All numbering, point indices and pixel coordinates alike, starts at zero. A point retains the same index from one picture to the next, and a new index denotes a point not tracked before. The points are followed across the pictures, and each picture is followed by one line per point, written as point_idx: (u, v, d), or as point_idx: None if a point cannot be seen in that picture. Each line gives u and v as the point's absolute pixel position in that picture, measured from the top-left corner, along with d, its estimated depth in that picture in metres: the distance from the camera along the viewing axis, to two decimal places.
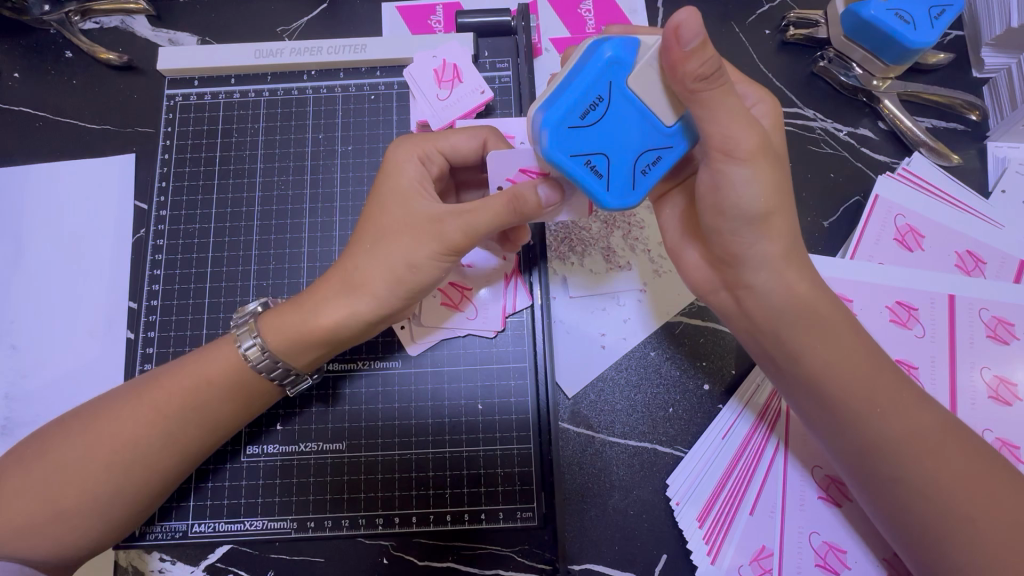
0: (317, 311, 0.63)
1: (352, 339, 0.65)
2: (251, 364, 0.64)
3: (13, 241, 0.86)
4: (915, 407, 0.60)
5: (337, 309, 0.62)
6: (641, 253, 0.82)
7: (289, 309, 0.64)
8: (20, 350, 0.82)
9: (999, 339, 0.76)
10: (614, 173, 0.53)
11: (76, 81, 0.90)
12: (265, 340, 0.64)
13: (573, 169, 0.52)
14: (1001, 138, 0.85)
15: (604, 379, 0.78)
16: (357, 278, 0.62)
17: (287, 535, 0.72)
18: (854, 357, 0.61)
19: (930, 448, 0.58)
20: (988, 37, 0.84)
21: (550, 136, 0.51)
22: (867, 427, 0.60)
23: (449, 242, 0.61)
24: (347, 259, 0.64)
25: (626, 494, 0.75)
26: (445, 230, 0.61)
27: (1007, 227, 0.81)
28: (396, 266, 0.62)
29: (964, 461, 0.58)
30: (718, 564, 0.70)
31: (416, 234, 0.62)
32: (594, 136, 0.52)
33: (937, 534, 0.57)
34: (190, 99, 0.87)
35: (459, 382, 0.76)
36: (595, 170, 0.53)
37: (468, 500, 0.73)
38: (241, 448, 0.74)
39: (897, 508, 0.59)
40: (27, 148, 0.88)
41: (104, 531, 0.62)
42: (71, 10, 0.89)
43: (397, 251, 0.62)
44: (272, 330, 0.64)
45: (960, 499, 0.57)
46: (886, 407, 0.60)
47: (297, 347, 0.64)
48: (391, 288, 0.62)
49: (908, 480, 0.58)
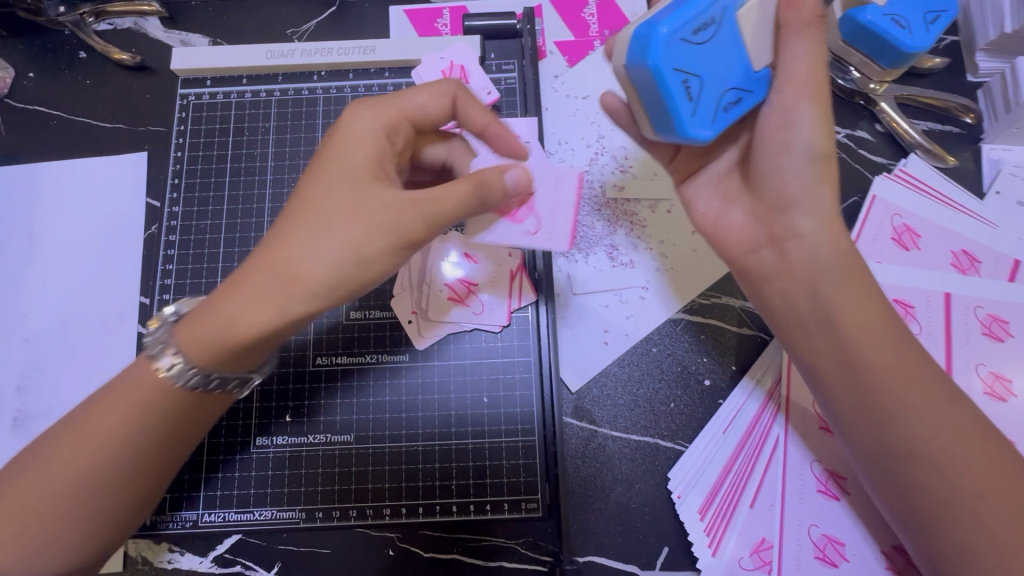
0: (236, 316, 0.55)
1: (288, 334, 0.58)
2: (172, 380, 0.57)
3: (26, 236, 0.87)
4: (930, 387, 0.61)
5: (259, 313, 0.54)
6: (643, 252, 0.83)
7: (205, 317, 0.56)
8: (33, 343, 0.84)
9: (993, 337, 0.78)
10: (705, 98, 0.55)
11: (89, 80, 0.92)
12: (183, 351, 0.57)
13: (673, 85, 0.53)
14: (996, 141, 0.87)
15: (606, 374, 0.80)
16: (292, 274, 0.55)
17: (295, 525, 0.73)
18: (880, 338, 0.62)
19: (941, 428, 0.59)
20: (983, 42, 0.87)
21: (660, 43, 0.51)
22: (880, 403, 0.61)
23: (407, 233, 0.56)
24: (279, 252, 0.56)
25: (628, 488, 0.76)
26: (403, 220, 0.56)
27: (1002, 227, 0.83)
28: (344, 261, 0.56)
29: (975, 445, 0.59)
30: (719, 556, 0.72)
31: (365, 226, 0.56)
32: (699, 56, 0.54)
33: (939, 514, 0.59)
34: (202, 98, 0.89)
35: (465, 375, 0.78)
36: (689, 90, 0.54)
37: (473, 491, 0.74)
38: (251, 439, 0.75)
39: (902, 489, 0.61)
40: (41, 146, 0.90)
41: (85, 544, 0.57)
42: (86, 12, 0.91)
43: (343, 245, 0.56)
44: (189, 338, 0.56)
45: (963, 480, 0.58)
46: (906, 387, 0.61)
47: (221, 353, 0.56)
48: (338, 287, 0.56)
49: (922, 469, 0.59)
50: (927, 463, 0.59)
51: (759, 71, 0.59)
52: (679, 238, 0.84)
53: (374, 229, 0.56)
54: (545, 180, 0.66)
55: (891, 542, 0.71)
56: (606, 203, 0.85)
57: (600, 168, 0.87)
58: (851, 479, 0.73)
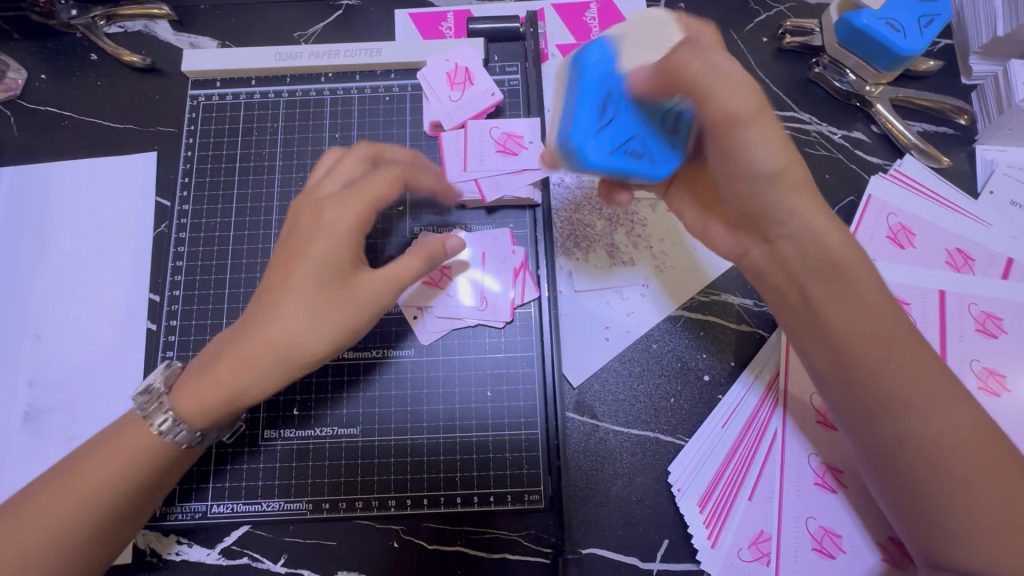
0: (229, 385, 0.60)
1: None
2: (171, 441, 0.61)
3: (38, 234, 0.89)
4: (923, 367, 0.61)
5: (251, 381, 0.60)
6: (643, 250, 0.85)
7: (203, 389, 0.60)
8: (43, 339, 0.85)
9: (987, 333, 0.80)
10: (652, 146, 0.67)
11: (100, 82, 0.94)
12: (186, 423, 0.61)
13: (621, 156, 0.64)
14: (989, 142, 0.89)
15: (608, 370, 0.81)
16: (290, 349, 0.60)
17: (301, 516, 0.75)
18: (885, 334, 0.62)
19: (933, 409, 0.60)
20: (976, 46, 0.89)
21: (584, 148, 0.63)
22: (868, 383, 0.62)
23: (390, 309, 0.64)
24: (262, 327, 0.60)
25: (628, 482, 0.77)
26: (385, 301, 0.64)
27: (995, 225, 0.85)
28: (338, 333, 0.61)
29: (965, 427, 0.59)
30: (718, 548, 0.73)
31: (350, 307, 0.61)
32: (617, 132, 0.64)
33: (924, 493, 0.60)
34: (212, 99, 0.91)
35: (469, 370, 0.79)
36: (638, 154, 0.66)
37: (477, 483, 0.75)
38: (259, 432, 0.77)
39: (891, 470, 0.62)
40: (53, 146, 0.92)
41: (97, 534, 0.59)
42: (97, 15, 0.93)
43: (335, 324, 0.61)
44: (188, 410, 0.61)
45: (951, 460, 0.59)
46: (898, 367, 0.61)
47: (224, 411, 0.61)
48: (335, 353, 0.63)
49: (910, 449, 0.60)
50: (915, 442, 0.60)
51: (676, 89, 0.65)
52: (679, 236, 0.85)
53: (354, 310, 0.62)
54: (490, 241, 0.82)
55: (887, 534, 0.72)
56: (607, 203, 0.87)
57: None
58: (848, 472, 0.74)
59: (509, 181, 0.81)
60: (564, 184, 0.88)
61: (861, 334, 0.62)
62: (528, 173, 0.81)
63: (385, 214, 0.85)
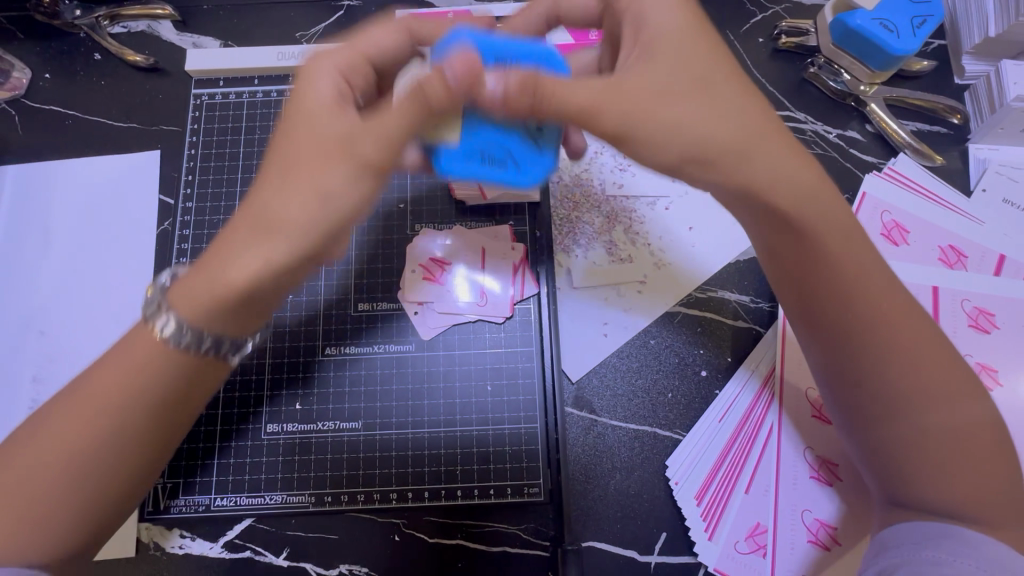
0: (217, 266, 0.52)
1: (283, 291, 0.55)
2: (173, 344, 0.53)
3: (42, 232, 0.90)
4: (923, 342, 0.58)
5: (243, 263, 0.52)
6: (641, 248, 0.86)
7: (196, 275, 0.54)
8: (48, 335, 0.86)
9: (980, 329, 0.81)
10: (522, 154, 0.61)
11: (104, 81, 0.95)
12: (178, 315, 0.53)
13: (472, 169, 0.61)
14: (982, 141, 0.90)
15: (606, 365, 0.82)
16: (271, 218, 0.53)
17: (304, 509, 0.76)
18: (884, 301, 0.59)
19: (931, 383, 0.57)
20: (969, 46, 0.90)
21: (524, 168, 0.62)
22: (864, 345, 0.59)
23: (364, 159, 0.53)
24: (252, 199, 0.54)
25: (627, 475, 0.78)
26: (357, 147, 0.53)
27: (987, 223, 0.86)
28: (310, 197, 0.52)
29: (956, 405, 0.57)
30: (715, 540, 0.74)
31: (326, 159, 0.53)
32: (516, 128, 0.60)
33: (906, 461, 0.58)
34: (214, 98, 0.93)
35: (469, 365, 0.80)
36: (490, 163, 0.61)
37: (477, 476, 0.76)
38: (261, 426, 0.78)
39: (877, 436, 0.60)
40: (58, 145, 0.93)
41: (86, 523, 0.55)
42: (101, 15, 0.95)
43: (308, 178, 0.53)
44: (183, 301, 0.53)
45: (933, 432, 0.57)
46: (900, 337, 0.58)
47: (224, 307, 0.53)
48: (309, 235, 0.52)
49: (899, 416, 0.58)
50: (906, 410, 0.57)
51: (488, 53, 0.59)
52: (676, 234, 0.87)
53: (331, 161, 0.53)
54: (488, 238, 0.84)
55: None
56: (605, 201, 0.88)
57: (598, 166, 0.90)
58: (842, 465, 0.76)
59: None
60: (562, 182, 0.89)
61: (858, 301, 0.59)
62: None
63: (387, 212, 0.86)
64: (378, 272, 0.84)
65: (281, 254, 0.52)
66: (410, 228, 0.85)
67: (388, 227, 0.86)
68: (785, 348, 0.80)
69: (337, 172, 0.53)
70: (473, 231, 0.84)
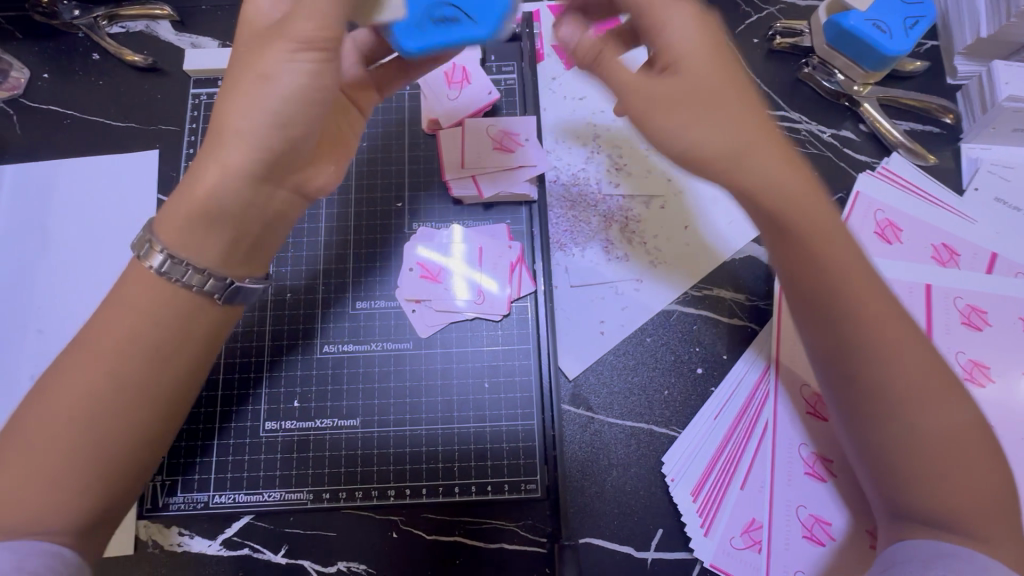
0: (189, 178, 0.58)
1: (247, 200, 0.58)
2: (166, 278, 0.57)
3: (41, 231, 0.90)
4: (915, 351, 0.59)
5: (210, 171, 0.57)
6: (637, 246, 0.87)
7: (176, 199, 0.58)
8: (46, 333, 0.86)
9: (973, 326, 0.82)
10: (470, 4, 0.62)
11: (102, 81, 0.95)
12: (167, 245, 0.57)
13: (433, 32, 0.64)
14: (974, 140, 0.91)
15: (603, 363, 0.82)
16: (223, 124, 0.57)
17: (302, 506, 0.76)
18: (877, 310, 0.59)
19: (923, 392, 0.58)
20: (961, 47, 0.91)
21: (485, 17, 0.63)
22: (862, 355, 0.59)
23: (296, 35, 0.56)
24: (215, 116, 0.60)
25: (624, 472, 0.79)
26: (288, 29, 0.57)
27: (979, 222, 0.87)
28: (255, 91, 0.57)
29: (950, 412, 0.58)
30: (711, 536, 0.75)
31: (266, 47, 0.58)
32: None
33: (905, 469, 0.58)
34: (213, 98, 0.93)
35: (467, 362, 0.81)
36: (446, 20, 0.63)
37: (475, 473, 0.77)
38: (260, 423, 0.78)
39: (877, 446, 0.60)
40: (56, 144, 0.93)
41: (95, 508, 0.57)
42: (99, 15, 0.95)
43: (249, 71, 0.57)
44: (171, 232, 0.57)
45: (931, 440, 0.57)
46: (894, 347, 0.59)
47: (201, 224, 0.57)
48: (257, 121, 0.57)
49: (898, 426, 0.58)
50: (903, 421, 0.58)
51: None
52: (672, 233, 0.87)
53: (264, 56, 0.57)
54: (486, 236, 0.84)
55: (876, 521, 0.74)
56: (602, 200, 0.89)
57: (595, 165, 0.91)
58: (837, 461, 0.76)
59: (506, 177, 0.84)
60: (559, 181, 0.90)
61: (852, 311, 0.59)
62: (524, 170, 0.84)
63: (384, 210, 0.87)
64: (376, 269, 0.84)
65: (243, 151, 0.57)
66: (408, 227, 0.86)
67: (385, 225, 0.86)
68: (780, 346, 0.81)
69: (273, 58, 0.57)
70: (472, 229, 0.85)
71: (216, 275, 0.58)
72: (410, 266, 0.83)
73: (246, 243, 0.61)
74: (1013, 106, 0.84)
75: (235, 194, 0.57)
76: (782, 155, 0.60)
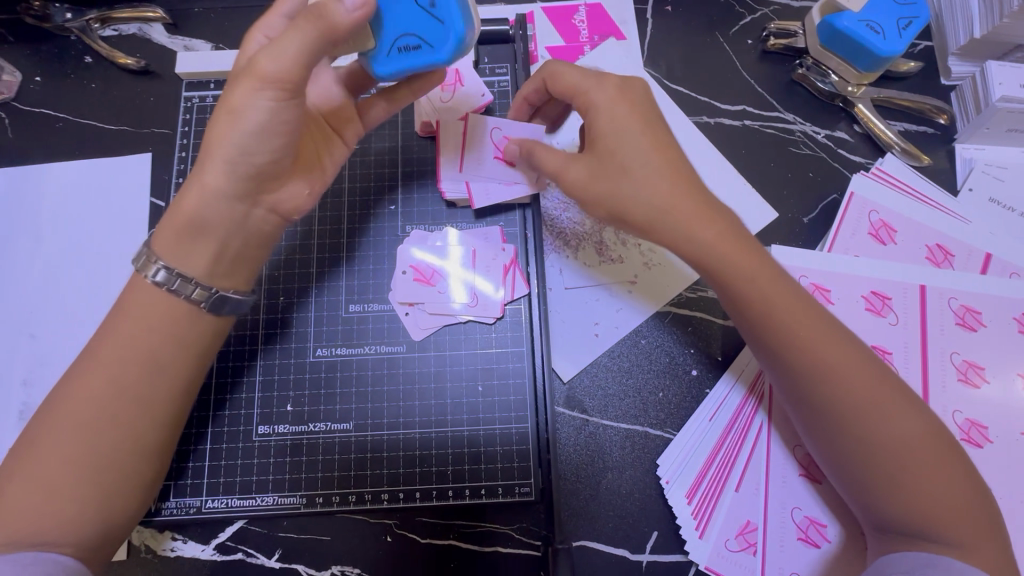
0: (179, 199, 0.66)
1: (224, 219, 0.66)
2: (166, 289, 0.65)
3: (32, 235, 0.89)
4: (863, 368, 0.63)
5: (193, 192, 0.65)
6: (632, 248, 0.86)
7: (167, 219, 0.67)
8: (38, 338, 0.86)
9: (967, 327, 0.82)
10: (429, 32, 0.65)
11: (95, 84, 0.95)
12: (171, 262, 0.66)
13: (400, 61, 0.65)
14: (968, 140, 0.91)
15: (596, 365, 0.82)
16: (205, 151, 0.65)
17: (296, 511, 0.76)
18: (824, 336, 0.64)
19: (877, 406, 0.62)
20: (955, 47, 0.91)
21: (441, 44, 0.65)
22: (816, 376, 0.63)
23: (264, 75, 0.61)
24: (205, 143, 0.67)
25: (618, 475, 0.78)
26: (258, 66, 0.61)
27: (974, 222, 0.87)
28: (228, 126, 0.63)
29: (906, 421, 0.62)
30: (706, 538, 0.75)
31: (239, 82, 0.63)
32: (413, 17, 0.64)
33: (874, 480, 0.61)
34: (206, 100, 0.93)
35: (460, 365, 0.80)
36: (410, 49, 0.65)
37: (469, 477, 0.77)
38: (253, 428, 0.78)
39: (846, 460, 0.63)
40: (49, 147, 0.93)
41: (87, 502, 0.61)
42: (92, 18, 0.94)
43: (224, 106, 0.64)
44: (174, 250, 0.66)
45: (892, 450, 0.61)
46: (843, 366, 0.63)
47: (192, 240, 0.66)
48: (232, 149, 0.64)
49: (859, 440, 0.62)
50: (862, 434, 0.62)
51: None
52: None
53: (234, 93, 0.63)
54: (479, 237, 0.84)
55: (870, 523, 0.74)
56: None
57: None
58: None
59: (503, 174, 0.83)
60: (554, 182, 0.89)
61: (792, 338, 0.64)
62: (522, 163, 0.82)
63: (377, 214, 0.87)
64: (368, 272, 0.84)
65: (215, 171, 0.65)
66: (401, 229, 0.86)
67: (378, 229, 0.86)
68: None
69: (244, 92, 0.62)
70: (464, 230, 0.85)
71: (203, 285, 0.67)
72: (402, 270, 0.83)
73: (228, 253, 0.68)
74: (1007, 107, 0.84)
75: (221, 215, 0.66)
76: (713, 213, 0.66)
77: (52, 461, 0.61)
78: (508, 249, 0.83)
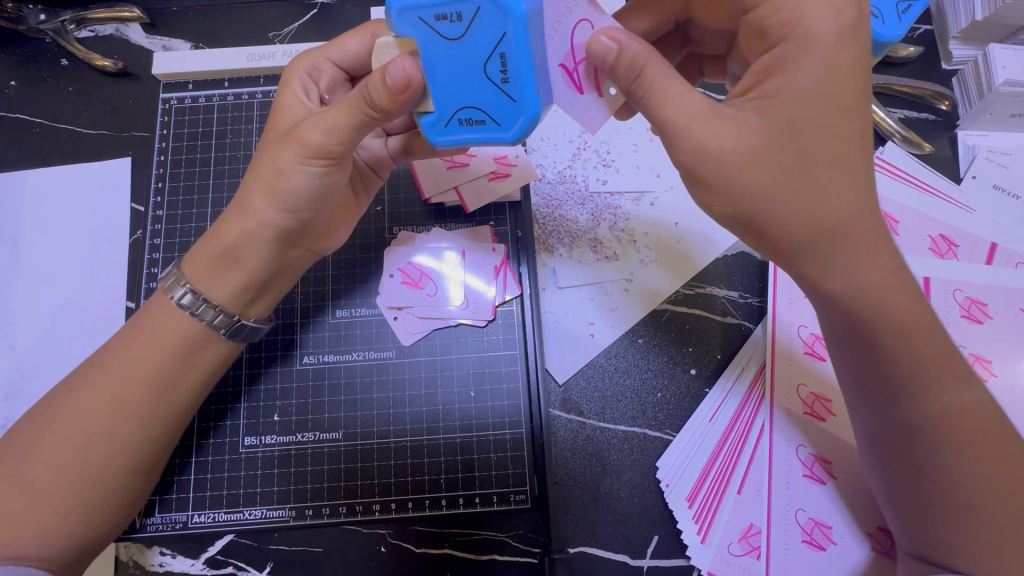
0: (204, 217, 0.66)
1: (262, 265, 0.67)
2: (189, 312, 0.66)
3: (10, 243, 0.87)
4: (929, 340, 0.58)
5: None
6: (628, 245, 0.84)
7: (200, 244, 0.68)
8: (18, 350, 0.83)
9: (973, 319, 0.79)
10: (496, 109, 0.54)
11: (71, 87, 0.92)
12: (196, 284, 0.66)
13: (457, 132, 0.57)
14: (971, 127, 0.88)
15: (593, 366, 0.80)
16: (243, 198, 0.65)
17: (284, 524, 0.74)
18: (907, 303, 0.57)
19: (931, 382, 0.58)
20: (955, 31, 0.89)
21: (512, 114, 0.54)
22: (880, 339, 0.58)
23: (308, 144, 0.60)
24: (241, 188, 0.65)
25: (617, 478, 0.76)
26: (305, 134, 0.60)
27: (978, 210, 0.84)
28: (267, 176, 0.62)
29: (959, 405, 0.58)
30: (708, 543, 0.73)
31: (280, 144, 0.62)
32: (484, 93, 0.54)
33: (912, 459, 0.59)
34: (184, 101, 0.91)
35: (453, 370, 0.78)
36: (470, 123, 0.56)
37: (461, 484, 0.75)
38: (239, 439, 0.76)
39: (889, 436, 0.61)
40: (24, 153, 0.90)
41: (77, 516, 0.60)
42: (66, 19, 0.91)
43: (269, 158, 0.63)
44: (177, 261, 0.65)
45: (938, 429, 0.58)
46: (910, 336, 0.58)
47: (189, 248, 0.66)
48: (250, 184, 0.64)
49: (904, 410, 0.59)
50: (910, 409, 0.59)
51: (432, 48, 0.53)
52: (662, 229, 0.85)
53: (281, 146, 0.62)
54: (464, 237, 0.82)
55: (875, 524, 0.72)
56: (591, 197, 0.86)
57: (584, 161, 0.88)
58: (836, 463, 0.75)
59: (568, 98, 0.58)
60: (545, 180, 0.87)
61: (862, 314, 0.57)
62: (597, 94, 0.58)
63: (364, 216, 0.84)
64: (355, 275, 0.82)
65: (247, 206, 0.64)
66: (389, 232, 0.83)
67: (365, 231, 0.83)
68: (774, 345, 0.79)
69: (290, 158, 0.61)
70: (451, 234, 0.82)
71: (225, 312, 0.67)
72: (388, 275, 0.81)
73: (255, 284, 0.67)
74: (1010, 91, 0.81)
75: (258, 259, 0.66)
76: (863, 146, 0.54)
77: (36, 475, 0.59)
78: (500, 254, 0.81)
